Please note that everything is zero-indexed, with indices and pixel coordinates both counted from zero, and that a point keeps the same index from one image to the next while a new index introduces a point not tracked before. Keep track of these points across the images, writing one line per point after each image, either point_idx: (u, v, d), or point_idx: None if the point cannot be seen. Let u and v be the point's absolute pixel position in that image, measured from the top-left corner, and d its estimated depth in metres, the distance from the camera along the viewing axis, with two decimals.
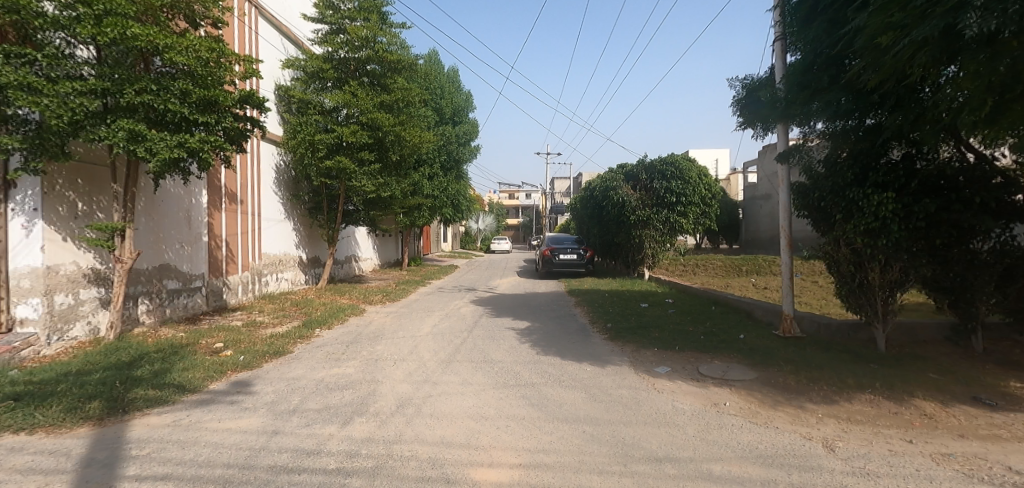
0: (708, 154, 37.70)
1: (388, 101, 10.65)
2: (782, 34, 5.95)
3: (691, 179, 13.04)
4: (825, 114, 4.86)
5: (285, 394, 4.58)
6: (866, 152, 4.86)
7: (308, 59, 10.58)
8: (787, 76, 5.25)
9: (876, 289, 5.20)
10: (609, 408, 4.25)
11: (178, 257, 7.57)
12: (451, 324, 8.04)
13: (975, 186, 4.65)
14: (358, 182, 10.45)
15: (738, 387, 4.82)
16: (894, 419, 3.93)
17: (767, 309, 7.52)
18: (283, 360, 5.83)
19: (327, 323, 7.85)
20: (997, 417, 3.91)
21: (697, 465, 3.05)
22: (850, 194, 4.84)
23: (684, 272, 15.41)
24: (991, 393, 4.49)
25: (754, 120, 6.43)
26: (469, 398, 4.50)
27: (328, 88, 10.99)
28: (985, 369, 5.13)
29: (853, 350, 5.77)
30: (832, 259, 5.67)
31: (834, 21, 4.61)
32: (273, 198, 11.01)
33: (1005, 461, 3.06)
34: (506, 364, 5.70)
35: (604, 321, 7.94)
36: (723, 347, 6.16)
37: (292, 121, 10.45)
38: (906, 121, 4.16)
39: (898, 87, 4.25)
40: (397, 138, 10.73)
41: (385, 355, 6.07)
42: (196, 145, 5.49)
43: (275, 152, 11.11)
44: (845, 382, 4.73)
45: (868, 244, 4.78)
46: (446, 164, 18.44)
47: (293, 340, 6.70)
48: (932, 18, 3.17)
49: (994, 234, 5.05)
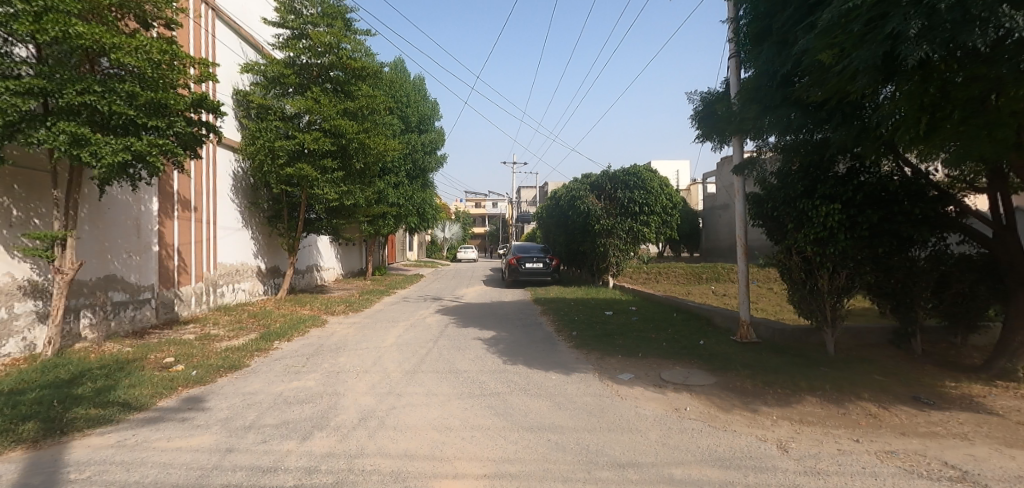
0: (669, 166, 38.95)
1: (351, 109, 10.48)
2: (736, 51, 6.22)
3: (654, 190, 13.30)
4: (777, 128, 5.10)
5: (240, 409, 4.40)
6: (815, 165, 5.15)
7: (268, 64, 10.32)
8: (741, 90, 5.50)
9: (825, 295, 5.43)
10: (574, 415, 4.28)
11: (125, 268, 7.18)
12: (416, 334, 7.95)
13: (913, 199, 4.97)
14: (320, 189, 10.21)
15: (698, 392, 4.95)
16: (843, 419, 4.12)
17: (727, 315, 7.73)
18: (239, 374, 5.60)
19: (286, 335, 7.60)
20: (935, 415, 4.17)
21: (659, 469, 3.10)
22: (800, 205, 5.11)
23: (647, 280, 15.71)
24: (929, 392, 4.77)
25: (711, 133, 6.66)
26: (434, 409, 4.44)
27: (289, 94, 10.73)
28: (924, 369, 5.43)
29: (805, 353, 6.01)
30: (785, 266, 5.90)
31: (784, 41, 4.89)
32: (230, 205, 10.59)
33: (940, 456, 3.27)
34: (471, 374, 5.65)
35: (570, 330, 7.98)
36: (685, 353, 6.31)
37: (251, 127, 10.17)
38: (850, 136, 4.44)
39: (843, 105, 4.52)
40: (360, 145, 10.57)
41: (348, 367, 5.92)
42: (145, 149, 5.22)
43: (232, 158, 10.72)
44: (797, 385, 4.94)
45: (817, 252, 5.05)
46: (411, 173, 18.27)
47: (250, 353, 6.44)
48: (871, 43, 3.48)
49: (931, 243, 5.36)
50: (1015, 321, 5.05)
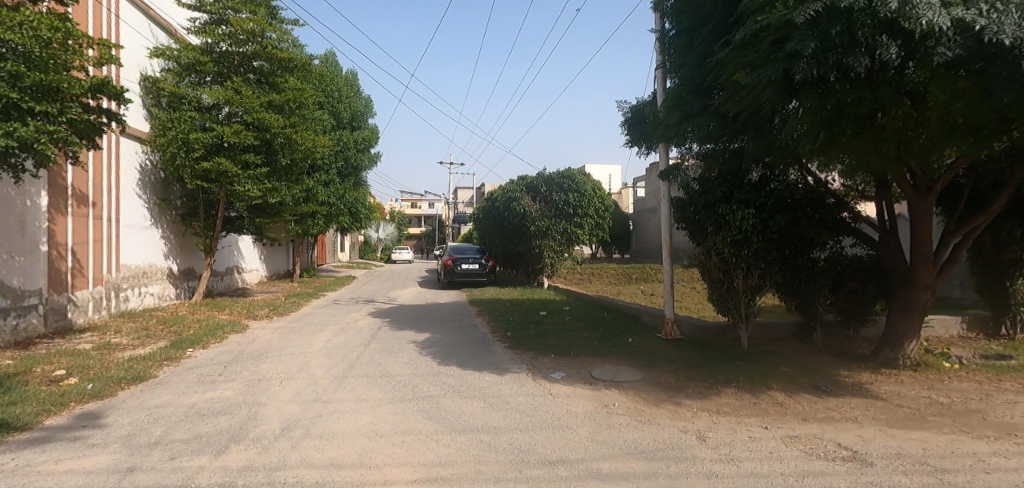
0: (602, 170, 40.30)
1: (277, 101, 9.95)
2: (661, 62, 6.55)
3: (587, 192, 13.72)
4: (699, 137, 5.42)
5: (145, 425, 4.02)
6: (732, 173, 5.53)
7: (181, 50, 9.58)
8: (666, 99, 5.80)
9: (740, 294, 5.83)
10: (507, 415, 4.31)
11: (3, 270, 6.40)
12: (346, 338, 7.66)
13: (815, 205, 5.47)
14: (242, 186, 9.60)
15: (626, 388, 5.14)
16: (754, 408, 4.44)
17: (654, 314, 8.10)
18: (144, 386, 5.12)
19: (200, 342, 7.05)
20: (831, 401, 4.60)
21: (588, 465, 3.18)
22: (719, 209, 5.47)
23: (580, 280, 16.13)
24: (827, 380, 5.26)
25: (640, 140, 6.97)
26: (364, 416, 4.29)
27: (206, 83, 10.00)
28: (824, 360, 5.99)
29: (723, 348, 6.43)
30: (705, 267, 6.28)
31: (704, 55, 5.22)
32: (137, 201, 9.68)
33: (836, 439, 3.61)
34: (404, 378, 5.53)
35: (504, 331, 8.03)
36: (614, 351, 6.53)
37: (162, 117, 9.38)
38: (762, 146, 4.81)
39: (754, 117, 4.89)
40: (287, 140, 10.05)
41: (270, 375, 5.59)
42: (32, 135, 4.64)
43: (140, 150, 9.80)
44: (715, 378, 5.27)
45: (734, 253, 5.42)
46: (343, 171, 17.64)
47: (158, 363, 5.91)
48: (775, 61, 3.82)
49: (829, 246, 5.92)
50: (897, 314, 5.69)
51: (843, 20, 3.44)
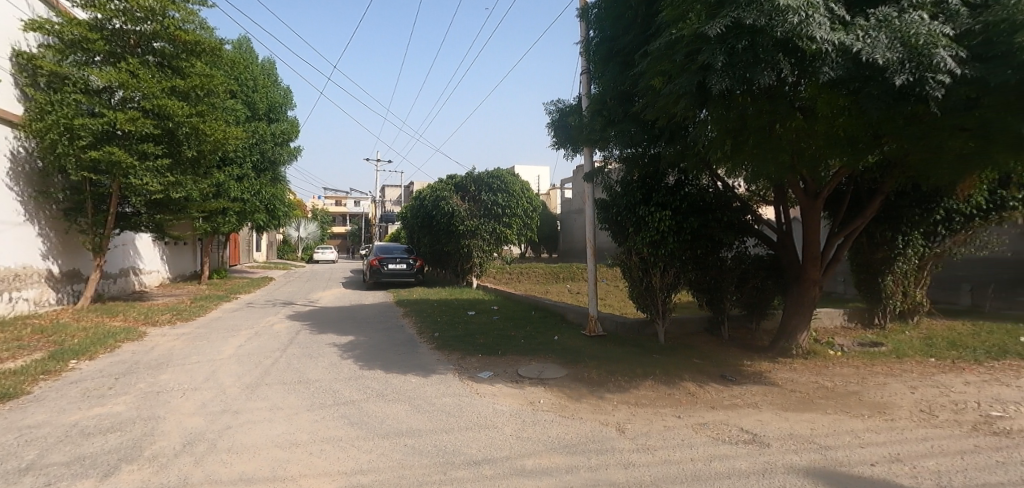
0: (532, 171, 40.93)
1: (181, 87, 9.13)
2: (586, 68, 6.78)
3: (515, 193, 13.92)
4: (621, 142, 5.68)
5: (13, 449, 3.52)
6: (651, 177, 5.85)
7: (64, 24, 8.54)
8: (590, 104, 6.01)
9: (657, 291, 6.19)
10: (432, 417, 4.26)
11: None
12: (261, 343, 7.20)
13: (724, 208, 5.92)
14: (138, 179, 8.75)
15: (551, 385, 5.27)
16: (668, 399, 4.71)
17: (579, 312, 8.36)
18: (13, 405, 4.49)
19: (86, 352, 6.31)
20: (736, 389, 5.00)
21: (512, 462, 3.22)
22: (639, 211, 5.76)
23: (510, 280, 16.30)
24: (733, 370, 5.71)
25: (566, 142, 7.17)
26: (279, 425, 4.06)
27: (95, 63, 8.98)
28: (731, 351, 6.49)
29: (642, 344, 6.76)
30: (626, 266, 6.59)
31: (625, 64, 5.47)
32: (6, 194, 8.47)
33: (739, 424, 3.92)
34: (324, 383, 5.30)
35: (431, 331, 7.93)
36: (540, 349, 6.66)
37: (39, 98, 8.32)
38: (677, 152, 5.13)
39: (670, 125, 5.20)
40: (193, 130, 9.26)
41: (171, 386, 5.13)
42: None
43: (9, 135, 8.58)
44: (634, 372, 5.54)
45: (652, 253, 5.74)
46: (258, 165, 16.56)
47: (32, 378, 5.20)
48: (688, 72, 4.09)
49: (736, 246, 6.44)
50: (792, 308, 6.30)
51: (747, 37, 3.73)
